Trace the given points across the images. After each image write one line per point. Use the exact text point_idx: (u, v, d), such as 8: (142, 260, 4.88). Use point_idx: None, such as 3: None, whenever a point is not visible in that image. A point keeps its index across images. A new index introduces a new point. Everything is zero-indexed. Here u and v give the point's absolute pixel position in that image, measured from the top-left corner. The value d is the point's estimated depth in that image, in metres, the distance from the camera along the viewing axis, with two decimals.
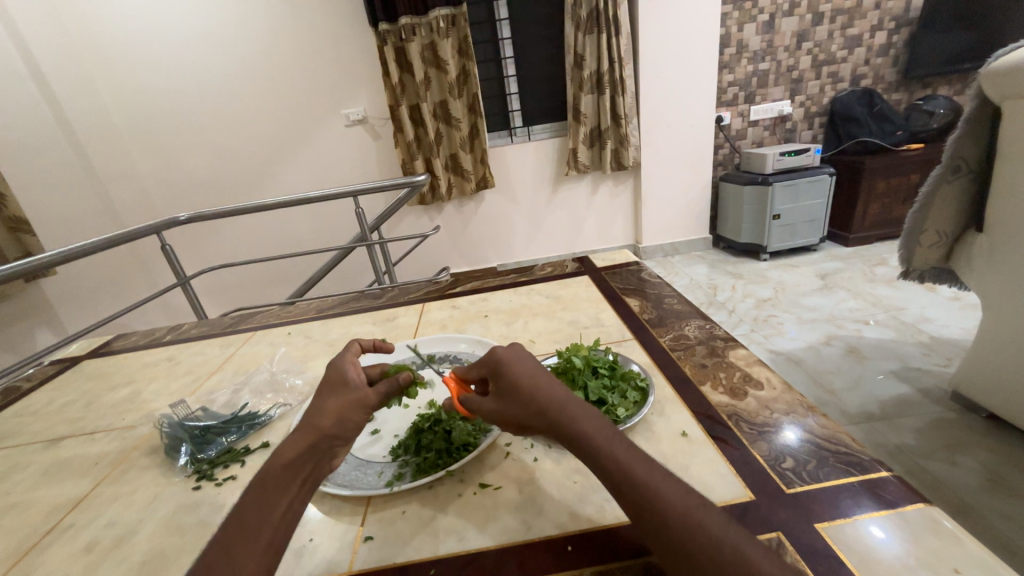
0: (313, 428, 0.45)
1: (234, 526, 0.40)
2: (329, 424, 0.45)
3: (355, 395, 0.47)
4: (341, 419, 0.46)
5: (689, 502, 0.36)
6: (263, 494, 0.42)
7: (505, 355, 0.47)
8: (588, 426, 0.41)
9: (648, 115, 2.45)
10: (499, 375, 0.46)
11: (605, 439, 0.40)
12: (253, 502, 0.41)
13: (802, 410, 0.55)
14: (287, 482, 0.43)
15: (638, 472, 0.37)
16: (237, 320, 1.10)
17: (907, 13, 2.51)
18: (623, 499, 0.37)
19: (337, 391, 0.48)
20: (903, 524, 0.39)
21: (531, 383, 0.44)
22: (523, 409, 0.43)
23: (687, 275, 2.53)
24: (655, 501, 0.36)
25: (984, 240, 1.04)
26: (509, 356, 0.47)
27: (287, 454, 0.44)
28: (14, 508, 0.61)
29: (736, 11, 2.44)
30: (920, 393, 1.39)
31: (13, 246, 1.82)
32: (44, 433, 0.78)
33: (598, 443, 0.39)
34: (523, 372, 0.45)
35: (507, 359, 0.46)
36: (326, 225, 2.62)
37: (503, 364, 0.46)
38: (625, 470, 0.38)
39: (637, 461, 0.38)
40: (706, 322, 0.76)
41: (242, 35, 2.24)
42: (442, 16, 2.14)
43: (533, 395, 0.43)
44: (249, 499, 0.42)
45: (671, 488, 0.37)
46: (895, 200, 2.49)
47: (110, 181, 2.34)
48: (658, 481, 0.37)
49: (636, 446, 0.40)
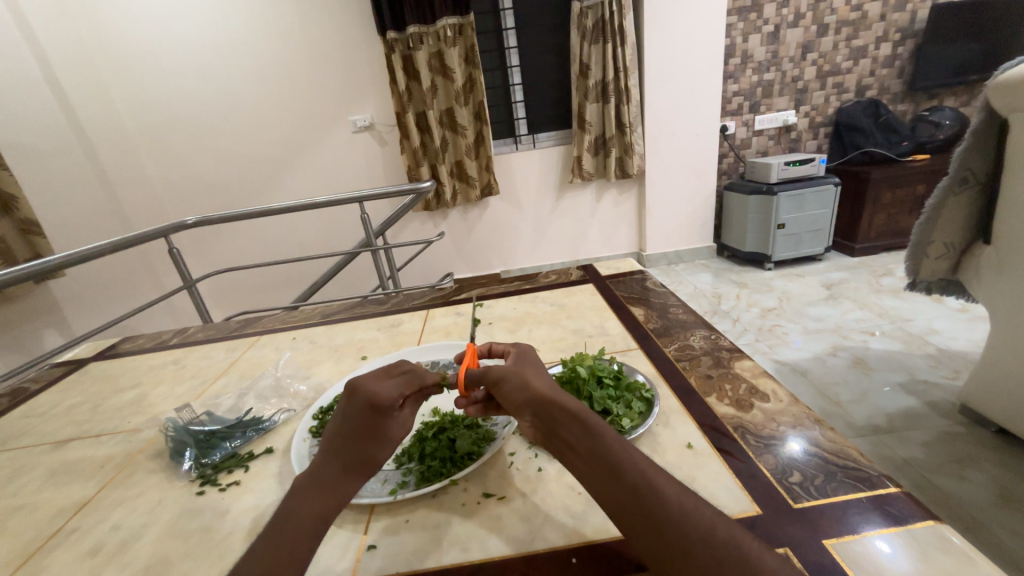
0: (371, 467, 0.46)
1: (279, 563, 0.39)
2: (383, 464, 0.47)
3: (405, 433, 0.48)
4: (391, 456, 0.48)
5: (684, 494, 0.38)
6: (317, 536, 0.42)
7: (530, 349, 0.55)
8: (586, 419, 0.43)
9: (653, 124, 2.46)
10: (523, 358, 0.53)
11: (609, 429, 0.43)
12: (310, 536, 0.41)
13: (808, 423, 0.54)
14: (336, 523, 0.43)
15: (640, 461, 0.40)
16: (243, 324, 1.11)
17: (912, 25, 2.51)
18: (620, 480, 0.39)
19: (391, 427, 0.47)
20: (913, 542, 0.39)
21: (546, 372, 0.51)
22: (536, 375, 0.48)
23: (690, 284, 2.53)
24: (652, 486, 0.38)
25: (992, 253, 1.03)
26: (533, 351, 0.54)
27: (341, 494, 0.44)
28: (20, 509, 0.61)
29: (741, 22, 2.46)
30: (927, 406, 1.38)
31: (23, 249, 1.85)
32: (50, 435, 0.78)
33: (603, 430, 0.42)
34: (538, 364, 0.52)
35: (531, 351, 0.55)
36: (331, 229, 2.64)
37: (528, 352, 0.54)
38: (628, 456, 0.40)
39: (638, 453, 0.41)
40: (711, 333, 0.75)
41: (252, 42, 2.28)
42: (449, 25, 2.17)
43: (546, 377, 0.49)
44: (302, 532, 0.41)
45: (666, 479, 0.39)
46: (900, 210, 2.48)
47: (119, 184, 2.38)
48: (656, 478, 0.39)
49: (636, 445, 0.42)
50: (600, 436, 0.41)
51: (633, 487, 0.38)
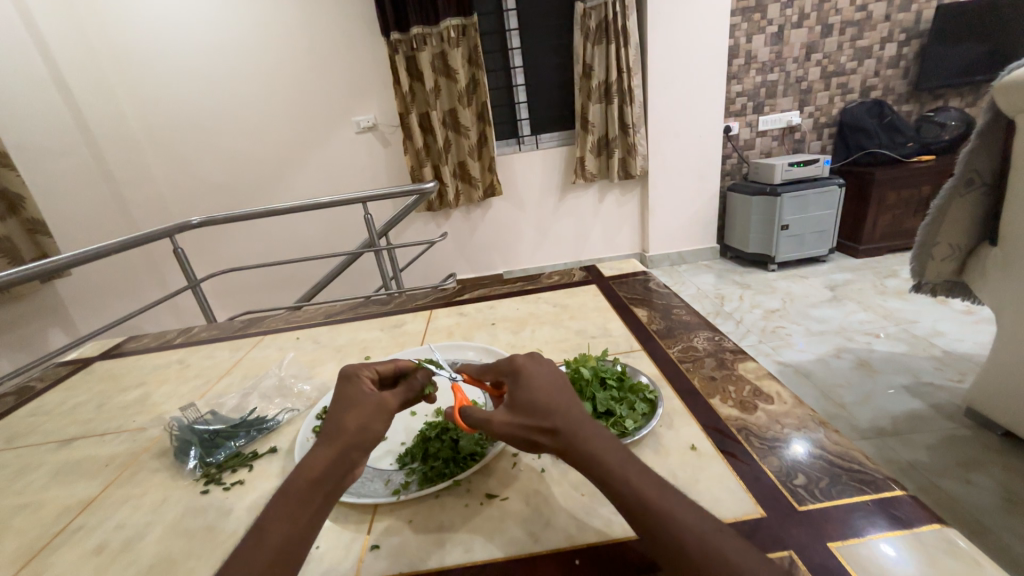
0: (339, 441, 0.45)
1: (259, 539, 0.39)
2: (351, 435, 0.46)
3: (376, 403, 0.48)
4: (363, 429, 0.46)
5: (703, 525, 0.36)
6: (287, 506, 0.41)
7: (524, 364, 0.48)
8: (598, 445, 0.41)
9: (656, 125, 2.45)
10: (517, 383, 0.47)
11: (617, 460, 0.40)
12: (274, 512, 0.41)
13: (813, 425, 0.54)
14: (309, 495, 0.42)
15: (655, 497, 0.37)
16: (247, 324, 1.11)
17: (917, 25, 2.50)
18: (636, 521, 0.37)
19: (356, 403, 0.48)
20: (919, 546, 0.38)
21: (551, 395, 0.45)
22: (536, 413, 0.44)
23: (694, 285, 2.52)
24: (668, 525, 0.35)
25: (998, 254, 1.03)
26: (529, 366, 0.48)
27: (312, 466, 0.44)
28: (26, 508, 0.61)
29: (745, 23, 2.45)
30: (932, 409, 1.37)
31: (30, 248, 1.86)
32: (56, 433, 0.79)
33: (610, 466, 0.39)
34: (536, 368, 0.48)
35: (526, 366, 0.48)
36: (334, 229, 2.65)
37: (522, 372, 0.48)
38: (638, 492, 0.38)
39: (649, 483, 0.38)
40: (714, 334, 0.75)
41: (256, 43, 2.29)
42: (453, 26, 2.17)
43: (548, 406, 0.44)
44: (272, 508, 0.42)
45: (683, 510, 0.37)
46: (905, 212, 2.47)
47: (124, 185, 2.39)
48: (673, 505, 0.37)
49: (649, 469, 0.40)
50: (608, 477, 0.39)
51: (647, 529, 0.36)
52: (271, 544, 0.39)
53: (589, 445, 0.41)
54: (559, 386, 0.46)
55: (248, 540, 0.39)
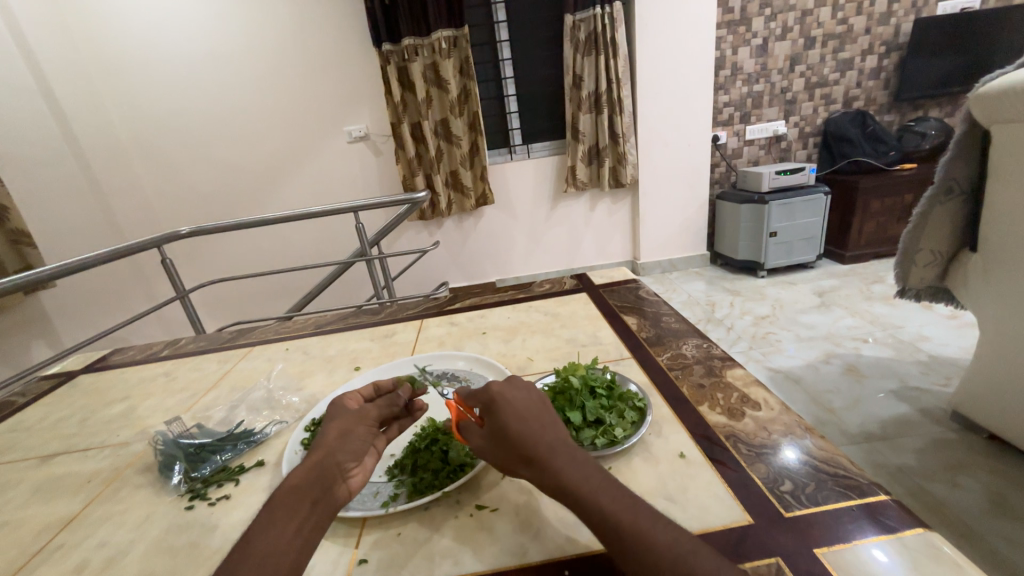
0: (318, 450, 0.47)
1: (247, 545, 0.39)
2: (332, 441, 0.47)
3: (356, 415, 0.51)
4: (344, 434, 0.48)
5: (678, 542, 0.36)
6: (274, 513, 0.41)
7: (498, 392, 0.47)
8: (578, 474, 0.40)
9: (645, 134, 2.49)
10: (492, 413, 0.46)
11: (592, 487, 0.40)
12: (261, 523, 0.41)
13: (800, 431, 0.54)
14: (295, 503, 0.42)
15: (628, 520, 0.37)
16: (236, 335, 1.10)
17: (896, 38, 2.57)
18: (610, 545, 0.37)
19: (338, 416, 0.51)
20: (903, 550, 0.39)
21: (523, 423, 0.44)
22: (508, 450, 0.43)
23: (684, 292, 2.54)
24: (643, 545, 0.36)
25: (978, 261, 1.05)
26: (503, 393, 0.47)
27: (296, 475, 0.44)
28: (4, 527, 0.59)
29: (731, 36, 2.51)
30: (919, 413, 1.39)
31: (13, 260, 1.81)
32: (36, 450, 0.77)
33: (583, 492, 0.39)
34: (514, 404, 0.46)
35: (500, 394, 0.47)
36: (326, 239, 2.64)
37: (496, 401, 0.47)
38: (612, 518, 0.38)
39: (624, 506, 0.38)
40: (703, 342, 0.76)
41: (248, 55, 2.30)
42: (444, 38, 2.20)
43: (523, 435, 0.43)
44: (259, 522, 0.41)
45: (660, 531, 0.37)
46: (890, 219, 2.52)
47: (112, 195, 2.36)
48: (647, 526, 0.37)
49: (625, 491, 0.40)
50: (584, 506, 0.39)
51: (621, 551, 0.36)
52: (262, 553, 0.39)
53: (563, 473, 0.41)
54: (541, 414, 0.46)
55: (238, 547, 0.39)
